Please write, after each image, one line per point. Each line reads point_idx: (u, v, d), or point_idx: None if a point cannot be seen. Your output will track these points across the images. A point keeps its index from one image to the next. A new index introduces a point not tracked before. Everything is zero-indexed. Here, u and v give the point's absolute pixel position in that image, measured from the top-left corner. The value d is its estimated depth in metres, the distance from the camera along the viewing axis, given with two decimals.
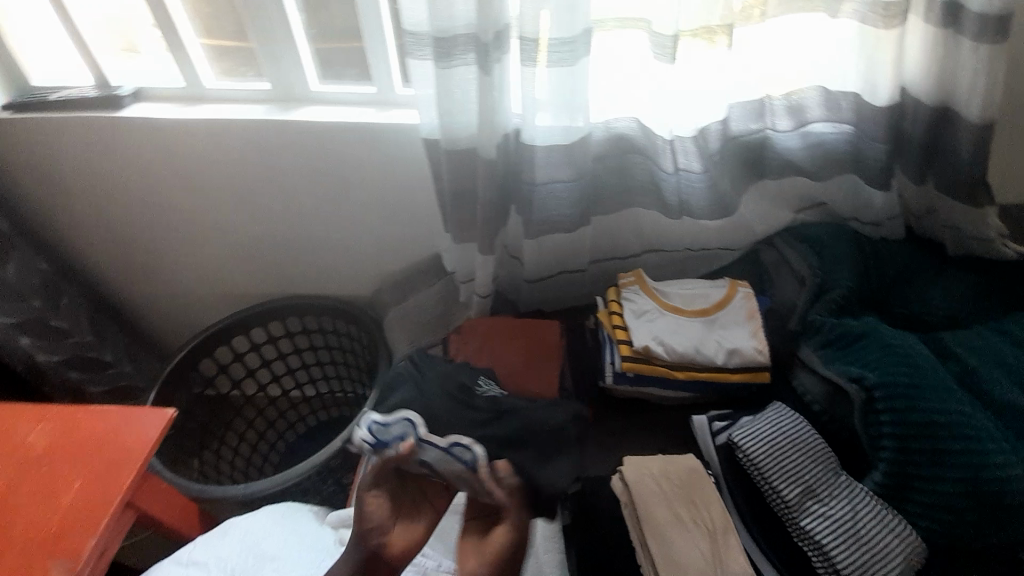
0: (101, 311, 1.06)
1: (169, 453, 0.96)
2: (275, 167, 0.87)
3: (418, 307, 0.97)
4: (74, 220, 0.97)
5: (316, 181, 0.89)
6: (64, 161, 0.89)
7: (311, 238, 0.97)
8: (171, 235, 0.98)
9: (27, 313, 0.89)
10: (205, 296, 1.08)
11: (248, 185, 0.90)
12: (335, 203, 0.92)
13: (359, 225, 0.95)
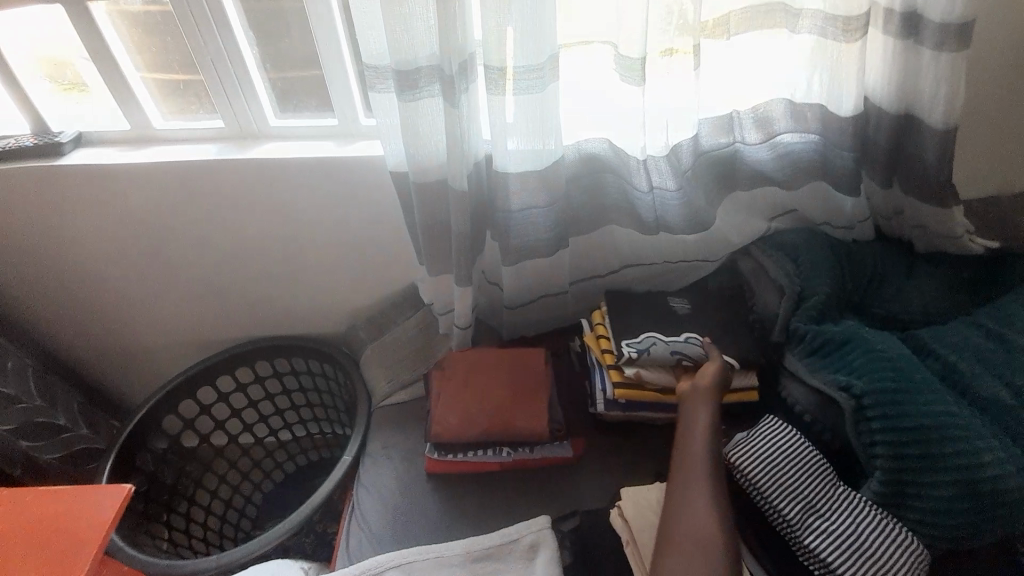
0: (53, 371, 0.98)
1: (130, 520, 0.89)
2: (236, 208, 0.83)
3: (396, 342, 0.94)
4: (15, 275, 0.89)
5: (280, 219, 0.84)
6: (1, 215, 0.82)
7: (278, 278, 0.93)
8: (125, 285, 0.92)
9: None
10: (166, 345, 1.01)
11: (207, 228, 0.85)
12: (303, 241, 0.87)
13: (330, 262, 0.91)
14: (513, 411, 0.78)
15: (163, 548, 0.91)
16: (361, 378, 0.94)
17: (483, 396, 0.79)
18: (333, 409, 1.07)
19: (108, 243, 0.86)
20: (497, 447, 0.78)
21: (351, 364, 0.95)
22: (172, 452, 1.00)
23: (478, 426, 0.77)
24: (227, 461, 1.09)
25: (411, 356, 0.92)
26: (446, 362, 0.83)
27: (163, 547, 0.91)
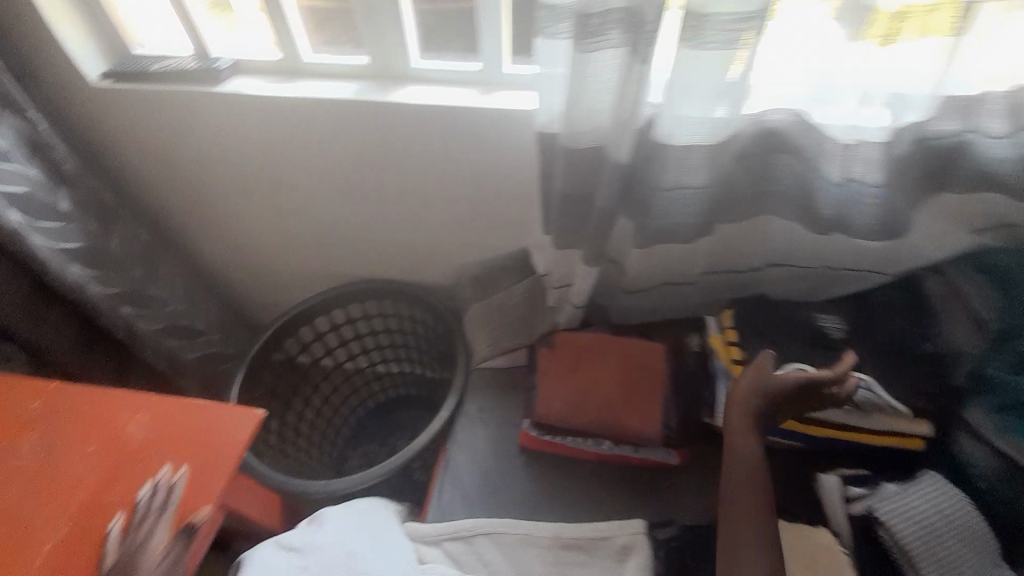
0: (196, 281, 1.09)
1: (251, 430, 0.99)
2: (367, 149, 0.81)
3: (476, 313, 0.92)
4: (169, 192, 0.97)
5: (407, 167, 0.82)
6: (160, 133, 0.87)
7: (398, 224, 0.93)
8: (259, 213, 0.97)
9: (128, 283, 0.92)
10: (289, 272, 1.08)
11: (337, 166, 0.85)
12: (426, 190, 0.85)
13: (450, 214, 0.88)
14: (619, 403, 0.73)
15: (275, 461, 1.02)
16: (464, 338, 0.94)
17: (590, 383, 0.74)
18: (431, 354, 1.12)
19: (248, 171, 0.90)
20: (598, 437, 0.74)
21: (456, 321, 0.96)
22: (289, 371, 1.09)
23: (585, 415, 0.73)
24: (331, 386, 1.18)
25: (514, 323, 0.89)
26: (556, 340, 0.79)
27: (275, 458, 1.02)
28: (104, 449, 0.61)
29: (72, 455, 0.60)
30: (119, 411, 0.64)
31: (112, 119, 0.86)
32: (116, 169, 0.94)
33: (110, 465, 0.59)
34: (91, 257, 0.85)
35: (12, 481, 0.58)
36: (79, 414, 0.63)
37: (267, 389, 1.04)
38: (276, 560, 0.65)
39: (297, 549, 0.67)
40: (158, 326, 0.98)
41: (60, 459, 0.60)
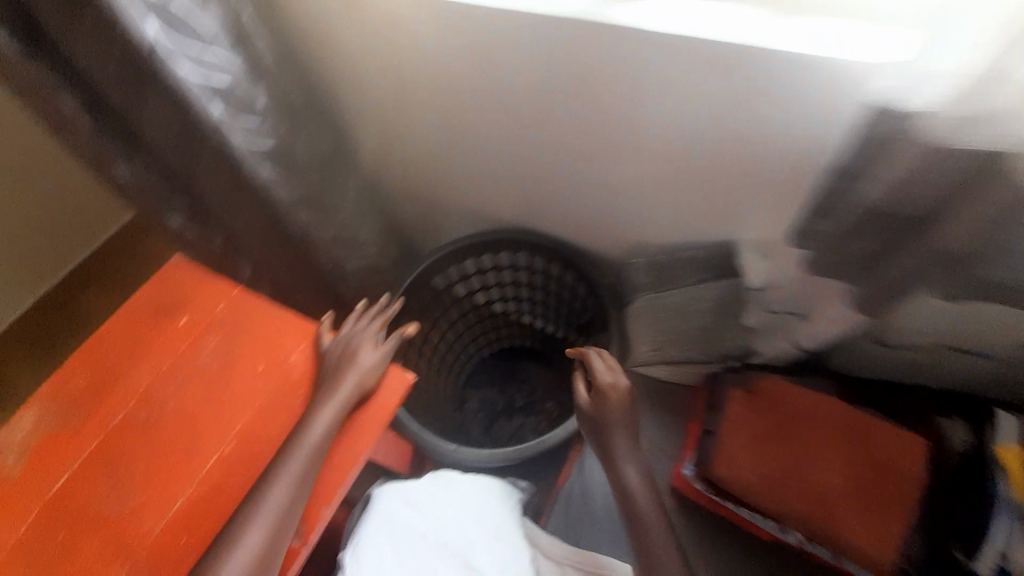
0: (363, 191, 1.10)
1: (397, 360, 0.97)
2: (577, 76, 0.69)
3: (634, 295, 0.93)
4: (351, 97, 0.94)
5: (619, 101, 0.70)
6: (352, 34, 0.80)
7: (586, 167, 0.83)
8: (435, 132, 0.90)
9: (308, 187, 0.94)
10: (451, 199, 1.04)
11: (536, 92, 0.74)
12: (632, 132, 0.74)
13: (647, 159, 0.77)
14: (831, 496, 0.79)
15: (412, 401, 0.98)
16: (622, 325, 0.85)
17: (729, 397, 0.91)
18: (569, 319, 1.06)
19: (434, 86, 0.81)
20: (796, 521, 0.81)
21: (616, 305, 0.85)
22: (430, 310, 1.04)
23: (784, 489, 0.81)
24: (463, 328, 1.13)
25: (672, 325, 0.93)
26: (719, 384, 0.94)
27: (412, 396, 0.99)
28: (272, 367, 0.64)
29: (240, 369, 0.63)
30: (287, 332, 0.66)
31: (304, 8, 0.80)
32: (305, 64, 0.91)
33: (273, 392, 0.62)
34: (281, 159, 0.86)
35: (193, 381, 0.63)
36: (251, 329, 0.66)
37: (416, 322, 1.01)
38: (399, 513, 0.65)
39: (415, 505, 0.66)
40: (327, 235, 1.02)
41: (230, 371, 0.64)
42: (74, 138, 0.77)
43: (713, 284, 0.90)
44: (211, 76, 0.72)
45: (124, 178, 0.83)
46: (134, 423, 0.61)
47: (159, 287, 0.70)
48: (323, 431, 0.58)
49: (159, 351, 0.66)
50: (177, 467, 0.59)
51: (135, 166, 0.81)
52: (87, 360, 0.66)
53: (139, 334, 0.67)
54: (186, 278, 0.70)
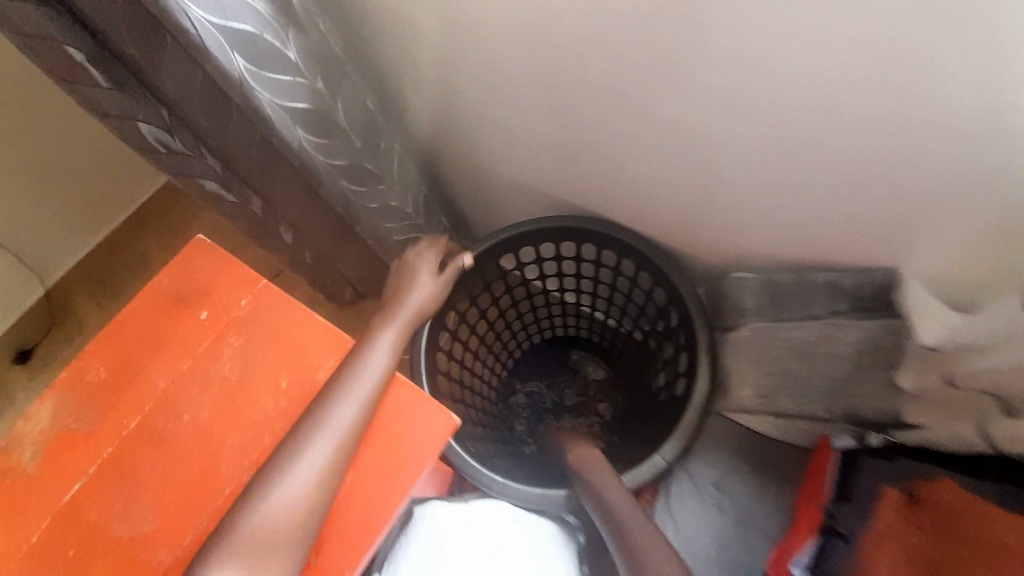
0: (410, 157, 0.97)
1: (440, 356, 0.86)
2: (704, 21, 0.52)
3: (741, 323, 0.80)
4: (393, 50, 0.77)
5: (753, 60, 0.53)
6: None
7: (689, 143, 0.66)
8: (499, 94, 0.74)
9: (352, 154, 0.81)
10: (509, 174, 0.89)
11: (639, 45, 0.57)
12: (764, 102, 0.57)
13: (776, 138, 0.60)
14: None
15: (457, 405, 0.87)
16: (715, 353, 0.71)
17: (852, 443, 0.74)
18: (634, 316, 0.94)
19: (504, 37, 0.65)
20: None
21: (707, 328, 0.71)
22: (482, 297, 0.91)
23: None
24: (516, 316, 1.02)
25: (785, 368, 0.78)
26: (856, 461, 0.72)
27: (456, 397, 0.88)
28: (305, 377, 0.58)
29: (263, 381, 0.56)
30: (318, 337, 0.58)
31: None
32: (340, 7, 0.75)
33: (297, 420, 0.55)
34: (319, 121, 0.74)
35: (213, 389, 0.56)
36: (279, 337, 0.58)
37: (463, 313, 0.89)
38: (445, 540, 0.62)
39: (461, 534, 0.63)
40: (372, 206, 0.90)
41: (253, 383, 0.56)
42: (92, 92, 0.68)
43: (855, 322, 0.73)
44: (228, 18, 0.58)
45: (150, 138, 0.75)
46: (152, 431, 0.55)
47: (185, 274, 0.60)
48: (359, 407, 0.55)
49: (179, 349, 0.57)
50: (196, 486, 0.53)
51: (162, 125, 0.74)
52: (103, 349, 0.58)
53: (160, 325, 0.59)
54: (214, 265, 0.60)
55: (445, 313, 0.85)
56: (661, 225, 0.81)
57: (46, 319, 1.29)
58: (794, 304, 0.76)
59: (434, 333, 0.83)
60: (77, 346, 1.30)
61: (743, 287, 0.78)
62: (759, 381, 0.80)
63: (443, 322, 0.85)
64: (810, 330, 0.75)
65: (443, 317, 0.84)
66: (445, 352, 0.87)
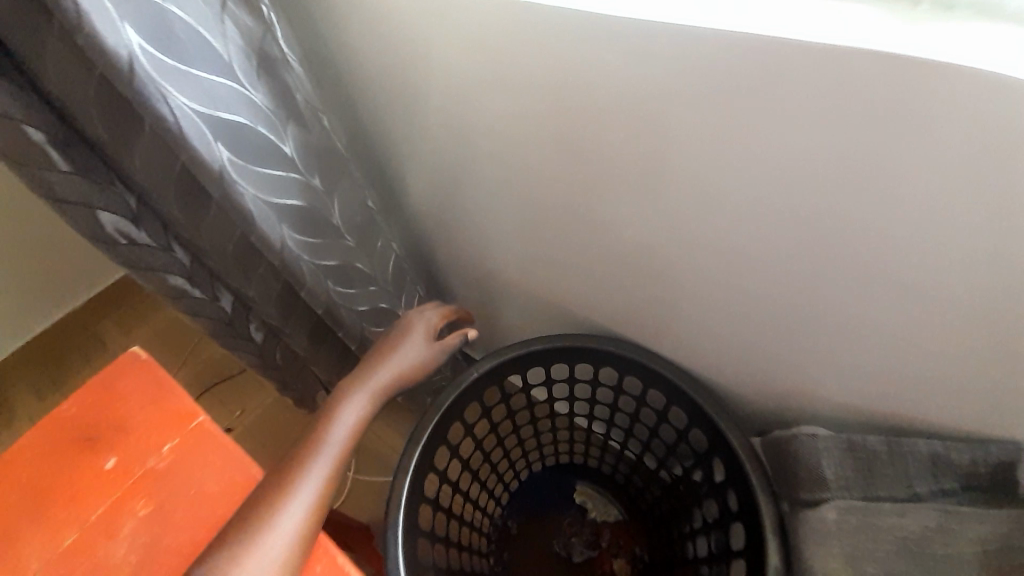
0: (407, 256, 0.88)
1: (424, 507, 0.68)
2: (777, 144, 0.44)
3: (823, 499, 0.58)
4: (400, 149, 0.71)
5: (830, 188, 0.45)
6: (414, 72, 0.57)
7: (739, 271, 0.57)
8: (513, 203, 0.67)
9: (343, 254, 0.71)
10: (519, 282, 0.80)
11: (693, 165, 0.49)
12: (837, 235, 0.48)
13: (847, 276, 0.51)
14: None
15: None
16: (779, 522, 0.56)
17: None
18: (659, 447, 0.80)
19: (526, 146, 0.58)
20: None
21: (770, 494, 0.58)
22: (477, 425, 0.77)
23: None
24: (516, 444, 0.86)
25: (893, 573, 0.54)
26: None
27: (439, 565, 0.69)
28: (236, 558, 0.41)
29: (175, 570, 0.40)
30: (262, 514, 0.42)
31: (348, 33, 0.58)
32: (346, 104, 0.69)
33: None
34: (309, 218, 0.64)
35: None
36: (207, 506, 0.41)
37: (455, 448, 0.73)
38: None
39: None
40: (359, 309, 0.79)
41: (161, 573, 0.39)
42: (49, 177, 0.55)
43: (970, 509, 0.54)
44: (216, 106, 0.50)
45: (111, 229, 0.63)
46: None
47: (99, 404, 0.44)
48: None
49: (62, 516, 0.40)
50: None
51: (126, 214, 0.63)
52: None
53: (46, 477, 0.41)
54: (138, 392, 0.44)
55: (435, 449, 0.69)
56: (692, 348, 0.70)
57: None
58: (888, 475, 0.58)
59: (420, 478, 0.66)
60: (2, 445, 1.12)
61: (819, 451, 0.60)
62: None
63: (432, 462, 0.68)
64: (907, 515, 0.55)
65: (432, 455, 0.68)
66: (429, 502, 0.69)
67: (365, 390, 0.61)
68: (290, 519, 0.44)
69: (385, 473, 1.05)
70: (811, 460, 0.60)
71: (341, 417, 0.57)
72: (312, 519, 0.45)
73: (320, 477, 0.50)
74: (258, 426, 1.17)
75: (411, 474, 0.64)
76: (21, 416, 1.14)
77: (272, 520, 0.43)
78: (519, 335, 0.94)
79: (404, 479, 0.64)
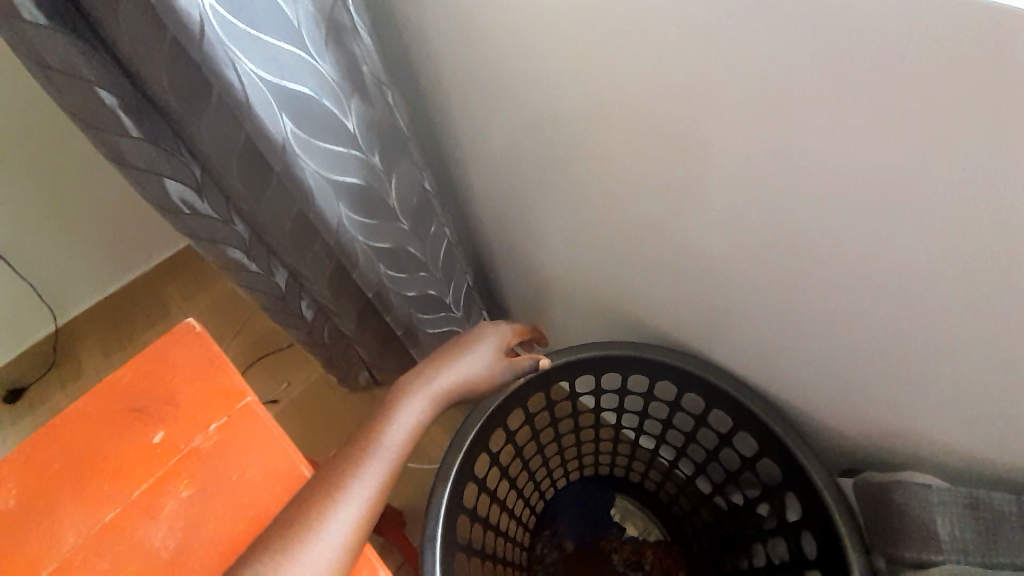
0: (460, 243, 0.85)
1: (461, 518, 0.65)
2: (929, 149, 0.36)
3: (934, 562, 0.50)
4: (463, 130, 0.67)
5: (988, 212, 0.36)
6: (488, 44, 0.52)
7: (843, 289, 0.49)
8: (581, 193, 0.61)
9: (396, 238, 0.69)
10: (577, 278, 0.75)
11: (808, 166, 0.41)
12: (984, 263, 0.39)
13: (988, 309, 0.42)
14: None
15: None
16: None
17: None
18: (715, 470, 0.74)
19: (602, 132, 0.52)
20: None
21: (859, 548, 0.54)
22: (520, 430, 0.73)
23: None
24: (558, 452, 0.81)
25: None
26: None
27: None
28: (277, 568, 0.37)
29: (208, 561, 0.38)
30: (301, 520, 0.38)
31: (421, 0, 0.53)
32: (411, 79, 0.65)
33: None
34: (366, 200, 0.62)
35: (138, 566, 0.38)
36: (248, 495, 0.39)
37: (496, 455, 0.70)
38: None
39: None
40: (408, 294, 0.77)
41: (195, 563, 0.38)
42: (120, 143, 0.56)
43: None
44: (283, 76, 0.48)
45: (175, 198, 0.63)
46: None
47: (150, 375, 0.43)
48: None
49: (110, 486, 0.40)
50: None
51: (190, 183, 0.63)
52: (12, 468, 0.40)
53: (98, 444, 0.41)
54: (192, 365, 0.43)
55: (476, 455, 0.66)
56: (769, 366, 0.63)
57: (50, 357, 1.22)
58: (1016, 542, 0.49)
59: (459, 485, 0.63)
60: (72, 393, 1.20)
61: (933, 507, 0.52)
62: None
63: (472, 470, 0.65)
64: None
65: (472, 458, 0.65)
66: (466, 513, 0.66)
67: (427, 391, 0.56)
68: (336, 529, 0.41)
69: (422, 461, 1.04)
70: (922, 516, 0.52)
71: (400, 416, 0.52)
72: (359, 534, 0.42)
73: (373, 485, 0.46)
74: (302, 400, 1.19)
75: (451, 481, 0.62)
76: (90, 369, 1.22)
77: (317, 531, 0.40)
78: (569, 334, 0.89)
79: (443, 487, 0.61)
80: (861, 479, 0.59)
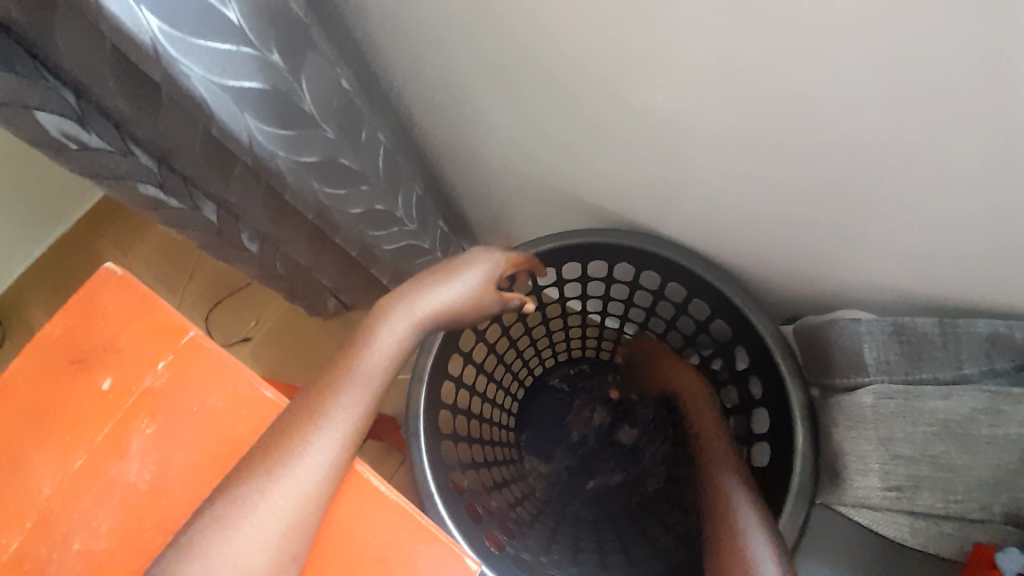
0: (399, 148, 0.79)
1: (442, 413, 0.70)
2: None
3: (860, 384, 0.57)
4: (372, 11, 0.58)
5: (931, 33, 0.34)
6: None
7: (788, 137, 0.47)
8: (513, 71, 0.56)
9: (324, 149, 0.63)
10: (526, 169, 0.72)
11: (752, 4, 0.37)
12: (930, 90, 0.38)
13: (932, 141, 0.41)
14: None
15: (469, 473, 0.71)
16: (807, 406, 0.60)
17: None
18: (675, 337, 0.81)
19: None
20: None
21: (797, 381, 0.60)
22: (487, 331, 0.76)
23: None
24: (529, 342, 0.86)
25: (931, 455, 0.53)
26: None
27: (466, 463, 0.71)
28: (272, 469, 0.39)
29: (190, 483, 0.39)
30: (279, 443, 0.39)
31: None
32: None
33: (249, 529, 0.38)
34: (277, 106, 0.55)
35: (119, 501, 0.38)
36: (213, 422, 0.39)
37: (469, 353, 0.73)
38: None
39: None
40: (354, 211, 0.72)
41: (179, 486, 0.39)
42: None
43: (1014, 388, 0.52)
44: None
45: (56, 133, 0.54)
46: (30, 567, 0.37)
47: (82, 323, 0.41)
48: (300, 508, 0.38)
49: (71, 436, 0.39)
50: None
51: (69, 114, 0.54)
52: None
53: (45, 396, 0.39)
54: (119, 307, 0.41)
55: (449, 355, 0.68)
56: (720, 232, 0.64)
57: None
58: (936, 359, 0.54)
59: (436, 387, 0.66)
60: None
61: (862, 336, 0.57)
62: (890, 471, 0.54)
63: (446, 371, 0.68)
64: (947, 397, 0.53)
65: (446, 360, 0.67)
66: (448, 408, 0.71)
67: (407, 315, 0.54)
68: (324, 446, 0.41)
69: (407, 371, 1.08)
70: (853, 347, 0.58)
71: (382, 337, 0.51)
72: (347, 452, 0.41)
73: (360, 400, 0.46)
74: (277, 334, 1.18)
75: (427, 382, 0.65)
76: None
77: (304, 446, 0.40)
78: (527, 229, 0.87)
79: (420, 388, 0.64)
80: (803, 323, 0.64)
